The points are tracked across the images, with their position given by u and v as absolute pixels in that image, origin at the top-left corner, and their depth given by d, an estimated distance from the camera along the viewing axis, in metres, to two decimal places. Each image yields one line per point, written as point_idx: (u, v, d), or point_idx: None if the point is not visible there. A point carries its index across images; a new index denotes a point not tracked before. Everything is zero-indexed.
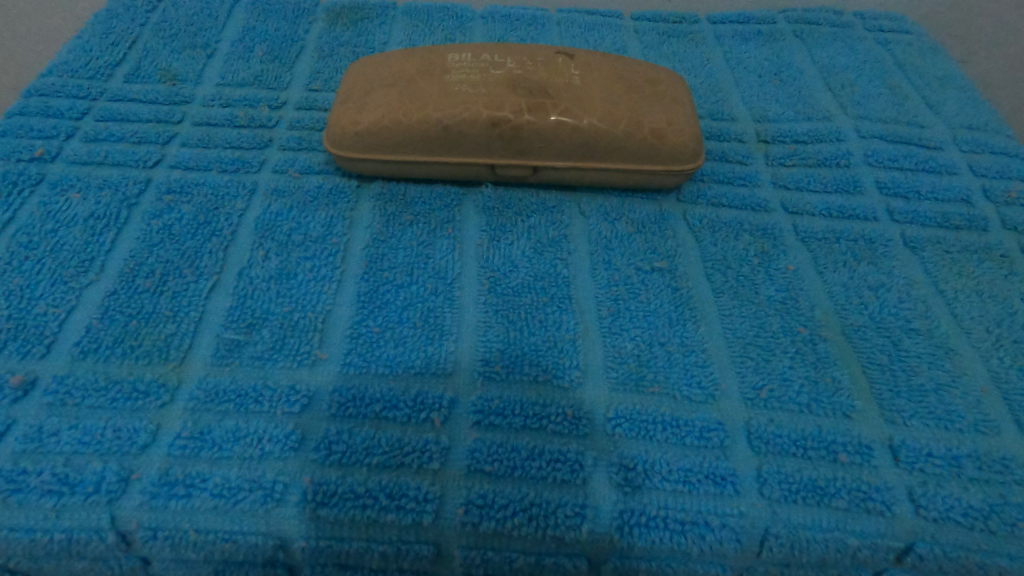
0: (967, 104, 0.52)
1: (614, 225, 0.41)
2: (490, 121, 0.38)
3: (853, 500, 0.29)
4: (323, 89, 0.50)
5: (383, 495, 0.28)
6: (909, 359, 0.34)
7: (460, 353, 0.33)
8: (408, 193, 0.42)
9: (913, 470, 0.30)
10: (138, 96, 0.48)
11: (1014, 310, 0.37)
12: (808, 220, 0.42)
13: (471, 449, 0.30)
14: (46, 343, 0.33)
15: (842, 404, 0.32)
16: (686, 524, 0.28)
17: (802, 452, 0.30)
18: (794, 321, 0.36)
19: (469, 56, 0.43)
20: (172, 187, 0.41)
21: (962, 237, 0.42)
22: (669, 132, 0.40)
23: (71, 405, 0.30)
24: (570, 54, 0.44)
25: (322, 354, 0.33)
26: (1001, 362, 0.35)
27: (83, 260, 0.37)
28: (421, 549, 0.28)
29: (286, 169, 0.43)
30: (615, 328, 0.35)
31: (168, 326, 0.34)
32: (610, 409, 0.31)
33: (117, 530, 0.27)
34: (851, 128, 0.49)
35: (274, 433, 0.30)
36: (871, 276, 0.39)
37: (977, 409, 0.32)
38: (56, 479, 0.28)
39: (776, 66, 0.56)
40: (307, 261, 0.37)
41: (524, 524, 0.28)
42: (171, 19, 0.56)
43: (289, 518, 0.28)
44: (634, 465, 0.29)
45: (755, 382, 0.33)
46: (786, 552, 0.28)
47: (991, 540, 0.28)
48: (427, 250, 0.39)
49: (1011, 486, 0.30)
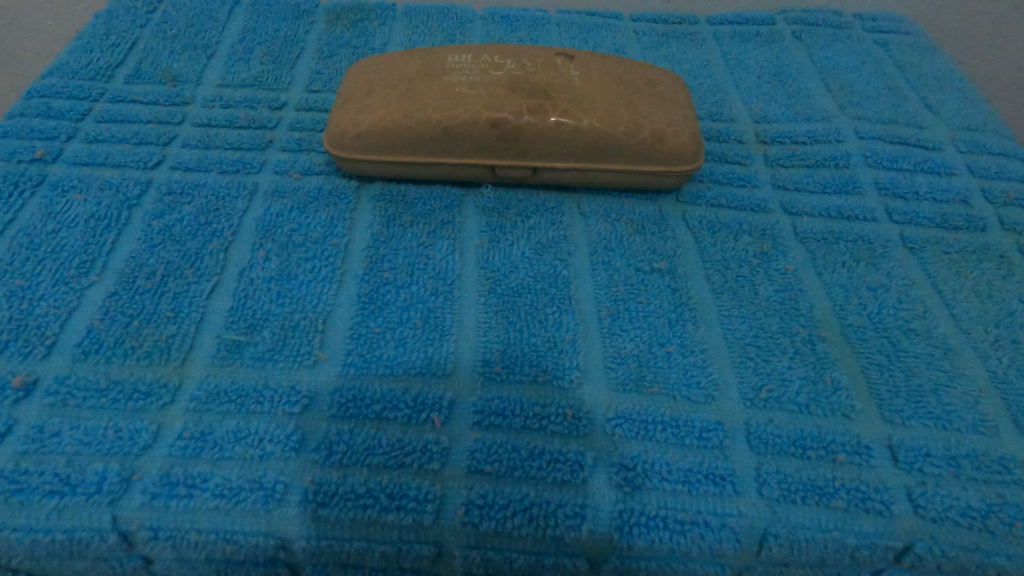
0: (966, 105, 0.53)
1: (614, 225, 0.41)
2: (490, 122, 0.39)
3: (852, 500, 0.29)
4: (323, 90, 0.50)
5: (383, 495, 0.28)
6: (908, 359, 0.34)
7: (460, 354, 0.33)
8: (408, 193, 0.42)
9: (912, 470, 0.30)
10: (139, 97, 0.48)
11: (1012, 311, 0.37)
12: (807, 220, 0.42)
13: (471, 449, 0.30)
14: (47, 344, 0.33)
15: (841, 404, 0.32)
16: (685, 524, 0.28)
17: (801, 452, 0.30)
18: (793, 321, 0.36)
19: (469, 57, 0.43)
20: (173, 188, 0.41)
21: (960, 238, 0.42)
22: (669, 133, 0.40)
23: (72, 405, 0.31)
24: (570, 55, 0.44)
25: (322, 355, 0.33)
26: (999, 362, 0.35)
27: (84, 261, 0.37)
28: (421, 549, 0.28)
29: (287, 169, 0.43)
30: (614, 328, 0.35)
31: (169, 327, 0.34)
32: (610, 409, 0.31)
33: (118, 530, 0.28)
34: (850, 128, 0.49)
35: (274, 433, 0.30)
36: (869, 276, 0.39)
37: (975, 409, 0.33)
38: (57, 479, 0.28)
39: (775, 67, 0.56)
40: (308, 262, 0.38)
41: (524, 524, 0.28)
42: (171, 20, 0.56)
43: (289, 518, 0.28)
44: (633, 464, 0.30)
45: (754, 382, 0.33)
46: (785, 552, 0.28)
47: (989, 540, 0.28)
48: (428, 250, 0.39)
49: (1009, 486, 0.30)
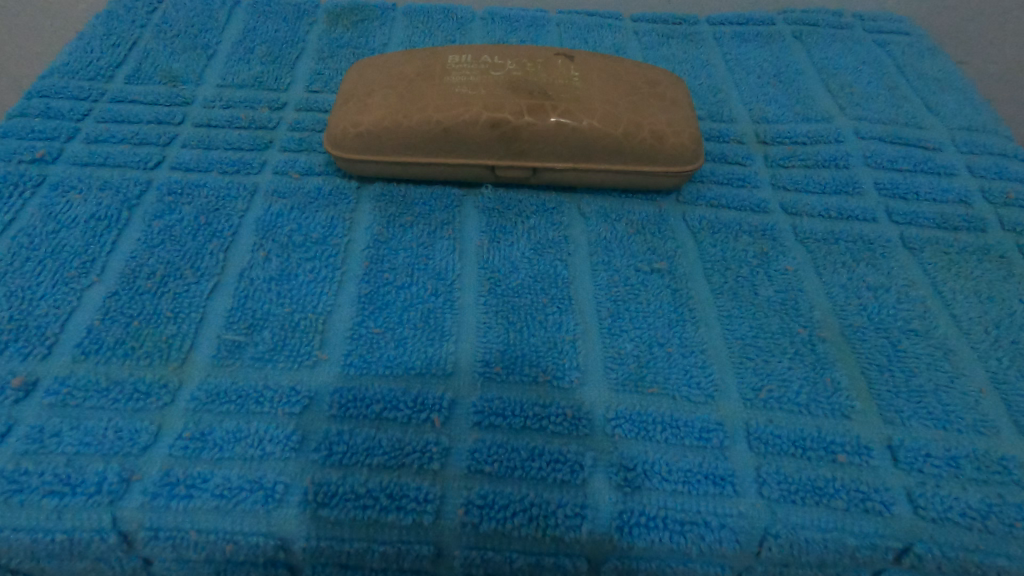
0: (966, 105, 0.53)
1: (614, 225, 0.41)
2: (490, 122, 0.39)
3: (852, 500, 0.29)
4: (323, 90, 0.50)
5: (383, 496, 0.28)
6: (908, 359, 0.34)
7: (460, 354, 0.33)
8: (408, 193, 0.42)
9: (912, 470, 0.30)
10: (139, 97, 0.48)
11: (1012, 311, 0.37)
12: (808, 220, 0.42)
13: (471, 450, 0.30)
14: (47, 344, 0.33)
15: (841, 405, 0.32)
16: (685, 524, 0.28)
17: (801, 452, 0.30)
18: (793, 321, 0.36)
19: (469, 57, 0.43)
20: (173, 188, 0.42)
21: (960, 238, 0.42)
22: (669, 133, 0.40)
23: (72, 406, 0.31)
24: (570, 55, 0.44)
25: (323, 355, 0.33)
26: (1000, 362, 0.35)
27: (84, 261, 0.37)
28: (421, 549, 0.28)
29: (287, 169, 0.43)
30: (614, 328, 0.35)
31: (169, 328, 0.34)
32: (610, 409, 0.31)
33: (118, 530, 0.28)
34: (850, 129, 0.49)
35: (274, 434, 0.30)
36: (869, 276, 0.39)
37: (975, 410, 0.33)
38: (57, 479, 0.28)
39: (775, 67, 0.56)
40: (308, 262, 0.38)
41: (524, 524, 0.28)
42: (171, 20, 0.56)
43: (289, 519, 0.28)
44: (633, 465, 0.30)
45: (754, 383, 0.33)
46: (785, 552, 0.28)
47: (989, 540, 0.28)
48: (428, 251, 0.39)
49: (1010, 486, 0.30)
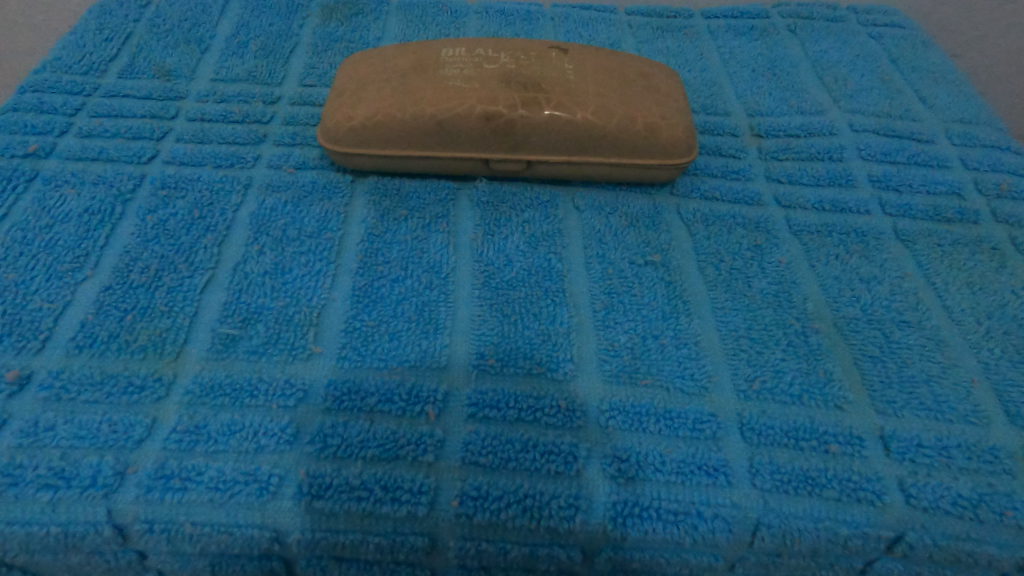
0: (959, 97, 0.53)
1: (607, 218, 0.41)
2: (484, 116, 0.39)
3: (844, 490, 0.29)
4: (317, 84, 0.50)
5: (378, 487, 0.28)
6: (900, 350, 0.35)
7: (455, 347, 0.33)
8: (403, 188, 0.42)
9: (903, 460, 0.30)
10: (132, 92, 0.48)
11: (1004, 303, 0.37)
12: (801, 213, 0.42)
13: (466, 442, 0.30)
14: (42, 339, 0.33)
15: (834, 396, 0.32)
16: (678, 514, 0.28)
17: (793, 443, 0.31)
18: (787, 314, 0.36)
19: (463, 50, 0.43)
20: (167, 182, 0.41)
21: (954, 229, 0.42)
22: (663, 127, 0.40)
23: (66, 400, 0.31)
24: (563, 48, 0.44)
25: (317, 348, 0.33)
26: (991, 353, 0.35)
27: (77, 256, 0.37)
28: (416, 540, 0.28)
29: (281, 164, 0.43)
30: (608, 320, 0.35)
31: (163, 321, 0.34)
32: (603, 401, 0.31)
33: (114, 523, 0.28)
34: (844, 122, 0.49)
35: (269, 427, 0.30)
36: (863, 268, 0.39)
37: (967, 400, 0.33)
38: (51, 473, 0.28)
39: (770, 61, 0.56)
40: (302, 256, 0.37)
41: (518, 515, 0.28)
42: (165, 14, 0.56)
43: (284, 511, 0.28)
44: (627, 456, 0.30)
45: (748, 374, 0.33)
46: (777, 542, 0.28)
47: (981, 529, 0.28)
48: (421, 244, 0.39)
49: (1000, 475, 0.30)
